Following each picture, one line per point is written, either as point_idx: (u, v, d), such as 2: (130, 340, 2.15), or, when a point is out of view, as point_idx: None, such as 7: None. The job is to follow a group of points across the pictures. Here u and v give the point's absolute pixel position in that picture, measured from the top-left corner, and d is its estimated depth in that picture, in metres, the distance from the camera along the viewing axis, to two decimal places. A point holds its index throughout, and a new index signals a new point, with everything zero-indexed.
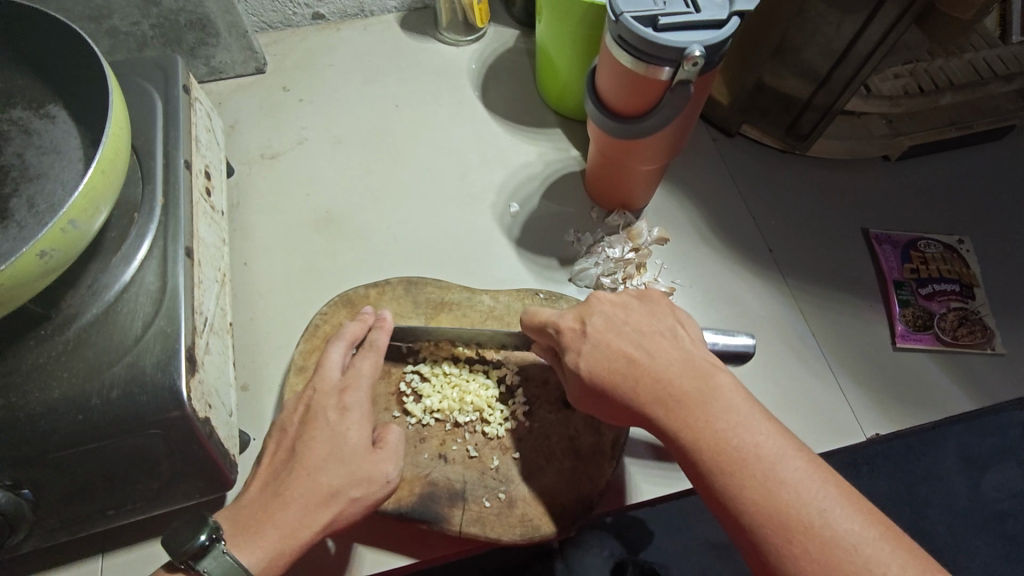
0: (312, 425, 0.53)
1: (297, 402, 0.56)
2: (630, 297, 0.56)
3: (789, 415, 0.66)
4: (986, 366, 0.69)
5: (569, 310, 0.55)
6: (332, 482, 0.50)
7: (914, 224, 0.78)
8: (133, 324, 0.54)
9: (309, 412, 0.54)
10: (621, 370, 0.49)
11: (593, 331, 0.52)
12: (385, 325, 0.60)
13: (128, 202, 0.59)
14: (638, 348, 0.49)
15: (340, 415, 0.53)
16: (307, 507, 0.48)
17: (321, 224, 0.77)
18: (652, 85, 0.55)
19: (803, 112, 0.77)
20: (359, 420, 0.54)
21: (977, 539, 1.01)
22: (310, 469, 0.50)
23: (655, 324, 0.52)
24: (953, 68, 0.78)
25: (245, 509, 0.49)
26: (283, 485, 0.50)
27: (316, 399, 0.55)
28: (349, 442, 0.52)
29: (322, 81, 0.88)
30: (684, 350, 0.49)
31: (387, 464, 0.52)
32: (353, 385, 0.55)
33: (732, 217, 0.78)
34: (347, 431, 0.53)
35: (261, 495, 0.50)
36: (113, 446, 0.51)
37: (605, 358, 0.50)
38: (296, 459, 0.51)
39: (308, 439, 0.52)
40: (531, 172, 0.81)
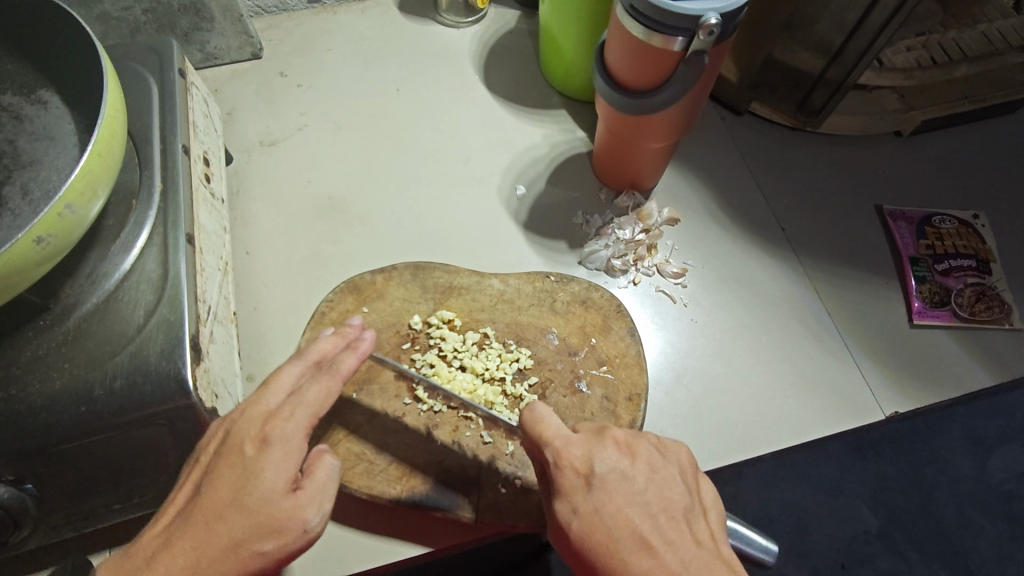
0: (224, 461, 0.45)
1: (220, 425, 0.48)
2: (649, 447, 0.51)
3: (806, 395, 0.65)
4: (1004, 342, 0.67)
5: (579, 440, 0.50)
6: (232, 534, 0.42)
7: (927, 200, 0.76)
8: (135, 313, 0.52)
9: (225, 445, 0.46)
10: (625, 541, 0.44)
11: (602, 488, 0.47)
12: (359, 350, 0.53)
13: (126, 188, 0.58)
14: (649, 527, 0.45)
15: (257, 452, 0.45)
16: (196, 564, 0.41)
17: (322, 211, 0.75)
18: (664, 57, 0.54)
19: (814, 87, 0.75)
20: (282, 456, 0.45)
21: (986, 520, 1.00)
22: (211, 517, 0.43)
23: (674, 496, 0.48)
24: (966, 40, 0.77)
25: (135, 551, 0.42)
26: (176, 535, 0.42)
27: (238, 426, 0.47)
28: (263, 486, 0.44)
29: (320, 66, 0.86)
30: (700, 544, 0.46)
31: (306, 512, 0.44)
32: (286, 414, 0.47)
33: (743, 196, 0.77)
34: (262, 472, 0.44)
35: (156, 538, 0.43)
36: (119, 437, 0.49)
37: (608, 530, 0.45)
38: (199, 501, 0.44)
39: (217, 479, 0.44)
40: (537, 154, 0.79)
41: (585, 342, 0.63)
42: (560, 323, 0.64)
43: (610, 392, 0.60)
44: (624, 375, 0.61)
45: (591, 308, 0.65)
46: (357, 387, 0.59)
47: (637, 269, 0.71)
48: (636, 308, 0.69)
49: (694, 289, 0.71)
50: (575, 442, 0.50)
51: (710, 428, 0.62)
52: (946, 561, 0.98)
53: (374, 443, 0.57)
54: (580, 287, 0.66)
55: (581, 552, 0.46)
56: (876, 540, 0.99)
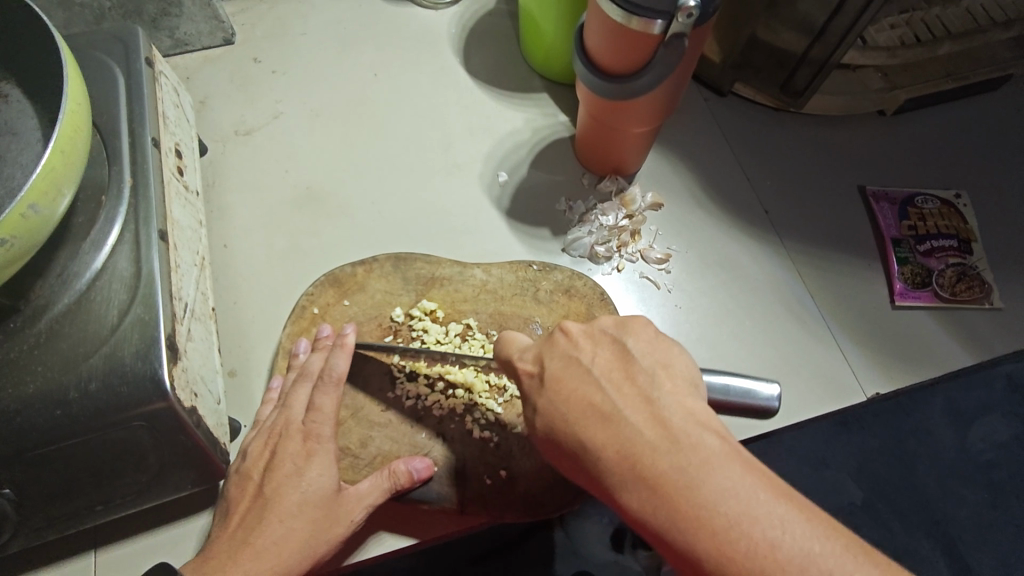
0: (279, 471, 0.52)
1: (262, 445, 0.55)
2: (602, 327, 0.47)
3: (789, 379, 0.65)
4: (984, 321, 0.68)
5: (532, 346, 0.49)
6: (306, 527, 0.50)
7: (910, 180, 0.76)
8: (109, 313, 0.51)
9: (274, 461, 0.53)
10: (575, 416, 0.41)
11: (551, 380, 0.44)
12: (347, 345, 0.58)
13: (95, 184, 0.56)
14: (605, 399, 0.41)
15: (305, 462, 0.52)
16: (280, 558, 0.48)
17: (301, 202, 0.74)
18: (644, 41, 0.53)
19: (797, 68, 0.74)
20: (326, 463, 0.53)
21: (965, 491, 1.02)
22: (282, 517, 0.50)
23: (630, 361, 0.44)
24: (950, 17, 0.76)
25: (214, 552, 0.49)
26: (253, 532, 0.49)
27: (282, 444, 0.53)
28: (319, 487, 0.51)
29: (295, 51, 0.84)
30: (654, 396, 0.40)
31: (357, 508, 0.51)
32: (319, 428, 0.54)
33: (728, 179, 0.76)
34: (315, 476, 0.52)
35: (230, 544, 0.49)
36: (97, 440, 0.49)
37: (563, 414, 0.42)
38: (266, 506, 0.50)
39: (278, 485, 0.51)
40: (519, 141, 0.78)
41: None
42: (543, 312, 0.64)
43: None
44: None
45: (574, 296, 0.64)
46: None
47: (621, 256, 0.71)
48: (621, 295, 0.69)
49: (677, 275, 0.70)
50: (527, 349, 0.48)
51: None
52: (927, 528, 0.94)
53: (359, 438, 0.57)
54: (564, 275, 0.65)
55: (545, 444, 0.43)
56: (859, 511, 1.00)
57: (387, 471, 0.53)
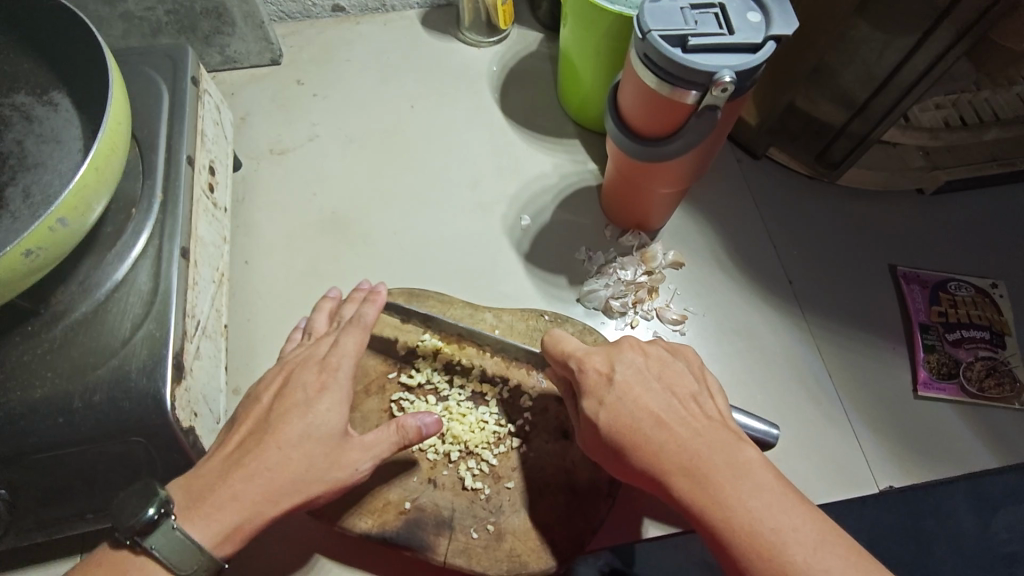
0: (287, 398, 0.51)
1: (278, 372, 0.55)
2: (659, 349, 0.53)
3: (797, 461, 0.63)
4: (1011, 421, 0.65)
5: (599, 349, 0.52)
6: (303, 459, 0.48)
7: (945, 264, 0.74)
8: (122, 326, 0.52)
9: (286, 386, 0.52)
10: (634, 415, 0.46)
11: (621, 383, 0.48)
12: (377, 300, 0.58)
13: (127, 197, 0.58)
14: (665, 407, 0.47)
15: (316, 395, 0.51)
16: (271, 486, 0.47)
17: (326, 226, 0.75)
18: (677, 108, 0.52)
19: (836, 139, 0.73)
20: (338, 401, 0.51)
21: None
22: (281, 443, 0.48)
23: (684, 381, 0.50)
24: (999, 101, 0.74)
25: (205, 471, 0.47)
26: (249, 455, 0.48)
27: (296, 373, 0.53)
28: (326, 422, 0.50)
29: (337, 75, 0.86)
30: (710, 417, 0.47)
31: (361, 455, 0.50)
32: (336, 362, 0.54)
33: (753, 246, 0.74)
34: (323, 409, 0.50)
35: (224, 462, 0.48)
36: (93, 451, 0.49)
37: (630, 416, 0.47)
38: (269, 430, 0.49)
39: (285, 414, 0.50)
40: (546, 185, 0.78)
41: None
42: None
43: None
44: None
45: None
46: None
47: (636, 312, 0.70)
48: None
49: (692, 337, 0.69)
50: (595, 351, 0.51)
51: None
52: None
53: None
54: (574, 329, 0.64)
55: (608, 440, 0.47)
56: None
57: (395, 425, 0.51)
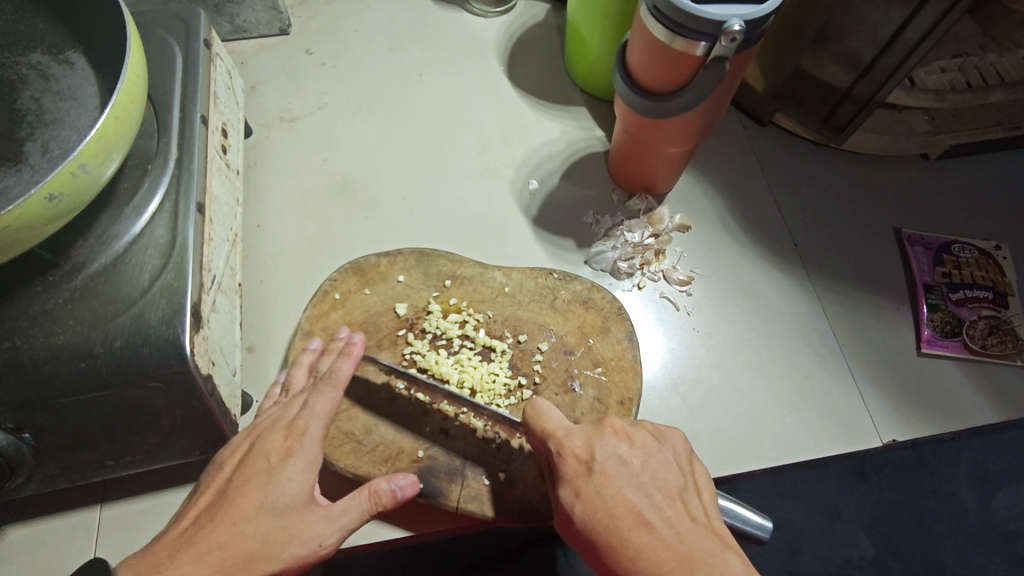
0: (249, 465, 0.50)
1: (245, 437, 0.53)
2: (645, 434, 0.53)
3: (801, 416, 0.64)
4: (1013, 378, 0.66)
5: (579, 430, 0.52)
6: (259, 535, 0.46)
7: (949, 227, 0.74)
8: (141, 276, 0.53)
9: (249, 454, 0.51)
10: (617, 513, 0.47)
11: (601, 473, 0.49)
12: (352, 353, 0.56)
13: (143, 154, 0.59)
14: (649, 507, 0.48)
15: (280, 464, 0.50)
16: (224, 563, 0.45)
17: (336, 190, 0.76)
18: (686, 62, 0.53)
19: (841, 102, 0.73)
20: (303, 468, 0.50)
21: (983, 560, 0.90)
22: (235, 519, 0.46)
23: (668, 477, 0.51)
24: (1005, 64, 0.73)
25: (156, 549, 0.45)
26: (202, 532, 0.46)
27: (261, 440, 0.51)
28: (287, 493, 0.49)
29: (345, 45, 0.86)
30: (694, 518, 0.48)
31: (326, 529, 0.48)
32: (303, 427, 0.52)
33: (759, 210, 0.75)
34: (287, 480, 0.49)
35: (177, 539, 0.46)
36: (115, 396, 0.51)
37: (609, 514, 0.47)
38: (225, 503, 0.48)
39: (243, 484, 0.49)
40: (553, 151, 0.79)
41: (583, 342, 0.62)
42: (559, 321, 0.63)
43: (603, 394, 0.59)
44: (618, 379, 0.60)
45: (591, 308, 0.63)
46: None
47: (643, 274, 0.71)
48: (639, 313, 0.69)
49: (699, 299, 0.70)
50: (575, 432, 0.51)
51: (701, 440, 0.63)
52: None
53: (364, 424, 0.57)
54: (583, 287, 0.64)
55: (582, 533, 0.48)
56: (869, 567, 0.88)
57: (368, 490, 0.51)
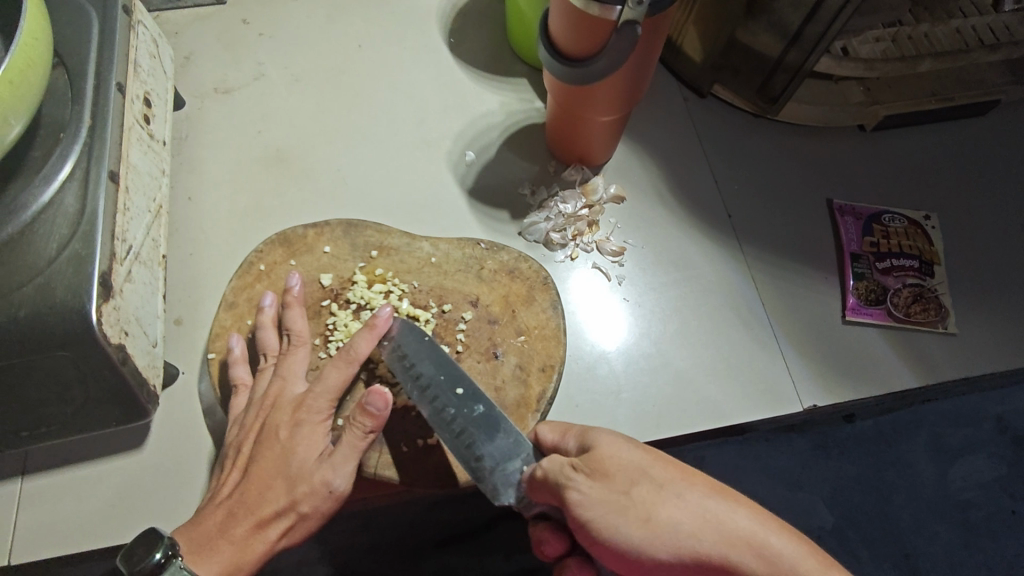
0: (264, 443, 0.54)
1: (253, 411, 0.56)
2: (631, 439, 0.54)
3: (725, 382, 0.65)
4: (935, 345, 0.67)
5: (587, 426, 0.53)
6: (283, 493, 0.53)
7: (880, 197, 0.75)
8: (49, 245, 0.52)
9: (263, 433, 0.55)
10: (669, 489, 0.43)
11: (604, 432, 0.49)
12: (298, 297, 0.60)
13: (56, 122, 0.58)
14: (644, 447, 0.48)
15: (293, 433, 0.54)
16: (265, 503, 0.52)
17: (270, 162, 0.75)
18: (601, 27, 0.53)
19: (774, 72, 0.73)
20: (311, 431, 0.54)
21: (939, 527, 0.82)
22: (263, 482, 0.53)
23: None
24: (937, 36, 0.73)
25: (202, 519, 0.52)
26: (243, 499, 0.53)
27: (267, 418, 0.55)
28: (300, 460, 0.53)
29: (283, 16, 0.85)
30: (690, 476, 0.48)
31: (332, 473, 0.53)
32: (287, 391, 0.56)
33: (693, 181, 0.75)
34: (298, 447, 0.54)
35: (222, 512, 0.52)
36: (23, 365, 0.50)
37: (605, 448, 0.47)
38: (252, 476, 0.53)
39: (261, 457, 0.54)
40: (491, 123, 0.78)
41: (507, 311, 0.62)
42: (484, 290, 0.63)
43: (524, 362, 0.60)
44: (541, 347, 0.60)
45: (517, 278, 0.63)
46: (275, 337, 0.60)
47: (575, 245, 0.71)
48: (569, 285, 0.69)
49: (630, 269, 0.70)
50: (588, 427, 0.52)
51: (626, 408, 0.63)
52: (896, 565, 0.81)
53: None
54: (510, 257, 0.64)
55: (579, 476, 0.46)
56: (829, 537, 0.80)
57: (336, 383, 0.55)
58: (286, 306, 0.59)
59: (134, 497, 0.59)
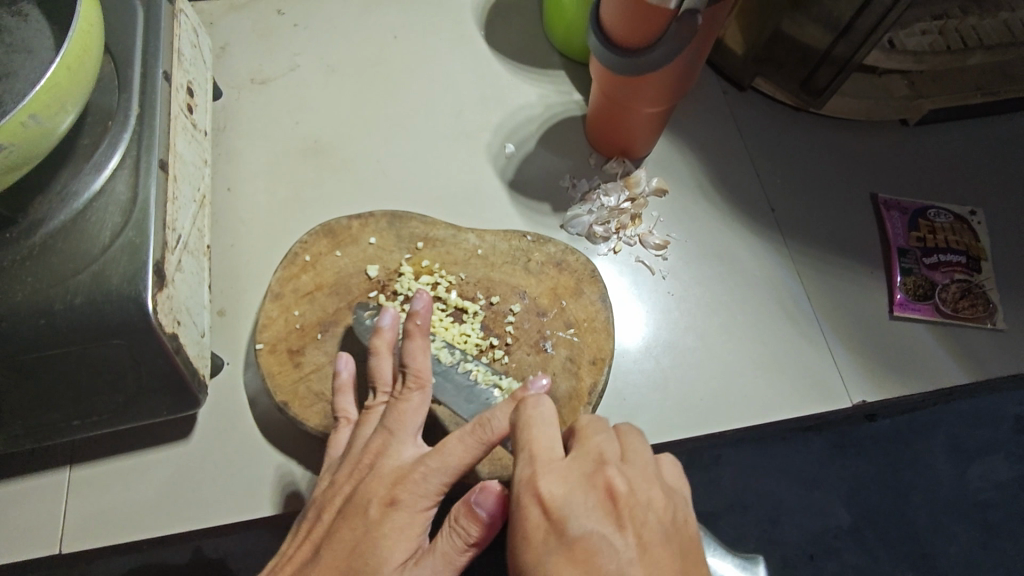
0: (347, 522, 0.45)
1: (346, 478, 0.48)
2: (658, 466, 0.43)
3: (771, 377, 0.65)
4: (984, 342, 0.67)
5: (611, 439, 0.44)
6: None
7: (925, 193, 0.74)
8: (102, 233, 0.52)
9: (350, 503, 0.46)
10: (561, 483, 0.40)
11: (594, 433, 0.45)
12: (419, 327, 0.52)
13: (105, 109, 0.57)
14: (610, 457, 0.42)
15: (382, 517, 0.45)
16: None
17: (308, 153, 0.75)
18: (660, 16, 0.52)
19: (819, 65, 0.72)
20: (405, 520, 0.45)
21: (955, 529, 0.84)
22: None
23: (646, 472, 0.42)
24: (986, 28, 0.72)
25: None
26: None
27: (365, 484, 0.47)
28: (382, 560, 0.43)
29: (318, 6, 0.84)
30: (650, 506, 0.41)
31: None
32: (386, 456, 0.48)
33: (735, 174, 0.75)
34: (380, 541, 0.44)
35: None
36: (78, 353, 0.50)
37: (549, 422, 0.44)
38: (316, 563, 0.45)
39: (336, 539, 0.45)
40: (530, 115, 0.77)
41: (555, 304, 0.62)
42: (531, 283, 0.62)
43: (574, 355, 0.59)
44: (590, 340, 0.60)
45: (564, 271, 0.63)
46: (323, 328, 0.60)
47: (618, 238, 0.71)
48: (613, 278, 0.68)
49: (674, 263, 0.70)
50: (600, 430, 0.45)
51: (673, 402, 0.63)
52: (913, 566, 0.83)
53: None
54: (556, 249, 0.64)
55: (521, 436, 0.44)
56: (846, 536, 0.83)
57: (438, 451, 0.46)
58: (407, 335, 0.52)
59: (182, 488, 0.58)
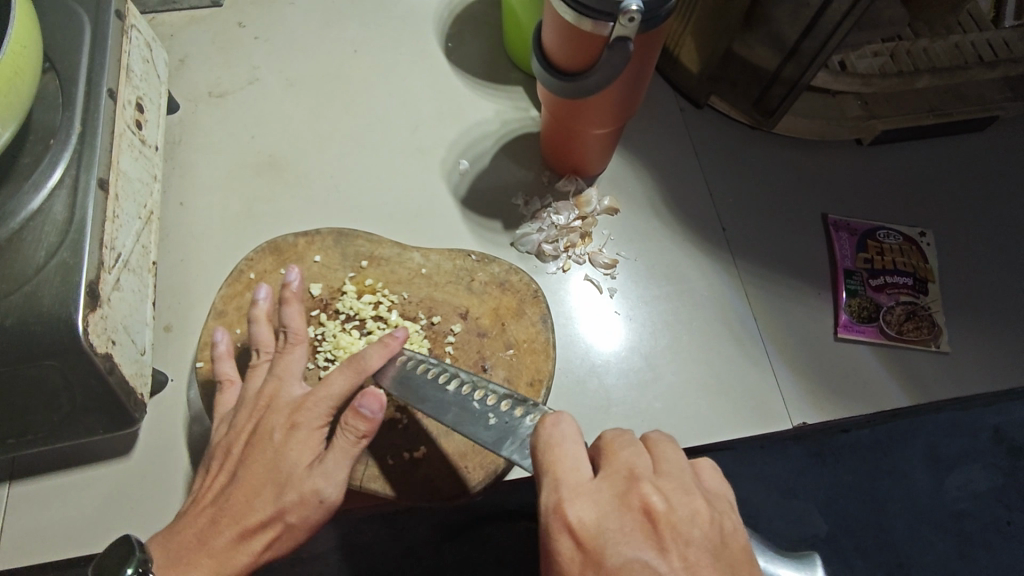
0: (255, 447, 0.50)
1: (247, 415, 0.53)
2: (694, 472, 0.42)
3: (714, 397, 0.65)
4: (927, 365, 0.67)
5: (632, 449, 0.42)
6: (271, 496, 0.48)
7: (876, 213, 0.74)
8: (36, 253, 0.52)
9: (255, 435, 0.51)
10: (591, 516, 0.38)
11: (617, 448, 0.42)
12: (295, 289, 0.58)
13: (46, 127, 0.57)
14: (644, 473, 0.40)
15: (285, 437, 0.50)
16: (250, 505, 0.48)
17: (262, 168, 0.75)
18: (593, 42, 0.52)
19: (770, 85, 0.73)
20: (304, 438, 0.50)
21: None
22: (249, 492, 0.49)
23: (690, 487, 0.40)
24: (936, 50, 0.74)
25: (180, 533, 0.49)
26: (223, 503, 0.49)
27: (266, 416, 0.52)
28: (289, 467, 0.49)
29: (279, 19, 0.84)
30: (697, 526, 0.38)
31: (323, 482, 0.49)
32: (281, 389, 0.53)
33: (687, 193, 0.75)
34: (288, 451, 0.50)
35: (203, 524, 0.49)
36: (9, 374, 0.50)
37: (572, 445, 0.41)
38: (238, 482, 0.50)
39: (250, 463, 0.50)
40: (485, 131, 0.78)
41: (497, 324, 0.62)
42: (473, 303, 0.63)
43: (512, 376, 0.59)
44: (529, 361, 0.60)
45: (507, 291, 0.63)
46: None
47: (568, 256, 0.71)
48: (560, 297, 0.69)
49: (622, 281, 0.70)
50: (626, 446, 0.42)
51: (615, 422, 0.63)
52: None
53: None
54: (501, 268, 0.64)
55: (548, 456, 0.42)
56: None
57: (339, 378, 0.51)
58: (284, 301, 0.57)
59: (120, 504, 0.59)
